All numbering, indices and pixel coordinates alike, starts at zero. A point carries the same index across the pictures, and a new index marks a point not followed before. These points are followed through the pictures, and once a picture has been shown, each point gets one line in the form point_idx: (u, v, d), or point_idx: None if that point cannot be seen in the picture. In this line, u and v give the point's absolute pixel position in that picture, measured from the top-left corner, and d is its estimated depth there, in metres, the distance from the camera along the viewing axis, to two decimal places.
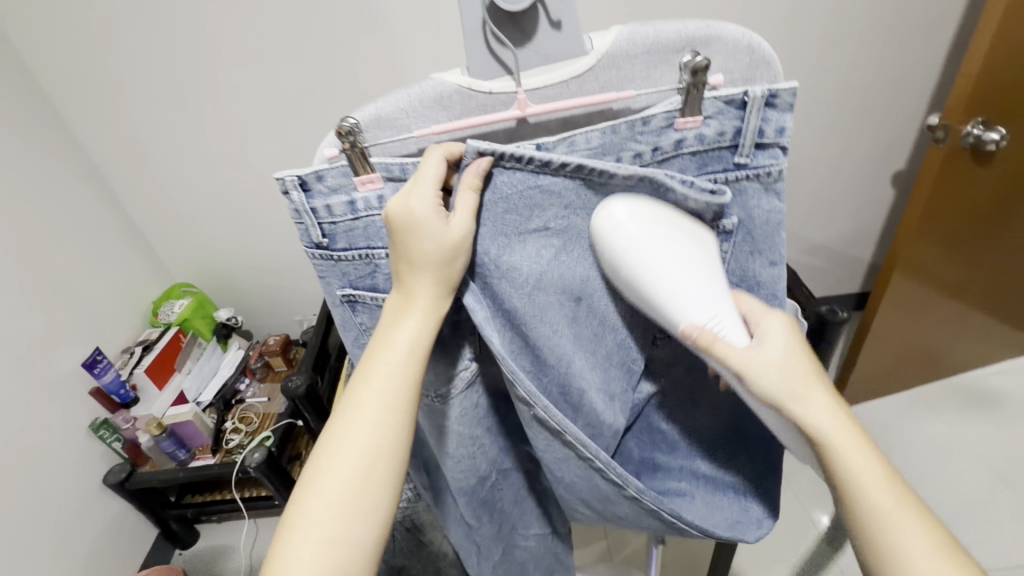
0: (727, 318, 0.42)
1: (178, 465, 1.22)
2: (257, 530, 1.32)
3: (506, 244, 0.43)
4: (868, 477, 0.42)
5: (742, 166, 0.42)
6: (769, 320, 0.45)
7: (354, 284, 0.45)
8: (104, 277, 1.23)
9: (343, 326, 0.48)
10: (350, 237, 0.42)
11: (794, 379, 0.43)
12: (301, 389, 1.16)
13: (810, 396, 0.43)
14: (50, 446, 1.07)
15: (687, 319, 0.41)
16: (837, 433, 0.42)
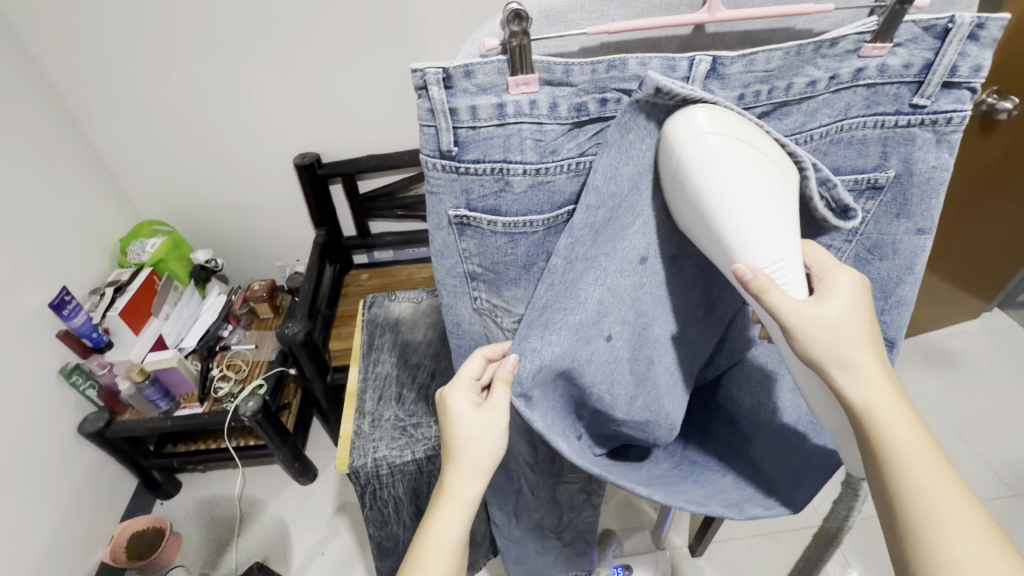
0: (791, 261, 0.33)
1: (162, 414, 1.14)
2: (246, 479, 1.28)
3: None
4: (915, 458, 0.34)
5: (919, 109, 0.35)
6: (838, 278, 0.36)
7: (472, 203, 0.39)
8: (67, 207, 1.11)
9: (440, 253, 0.42)
10: (484, 146, 0.37)
11: (846, 343, 0.34)
12: (299, 337, 1.11)
13: (864, 360, 0.35)
14: (22, 390, 0.98)
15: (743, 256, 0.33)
16: (882, 403, 0.35)
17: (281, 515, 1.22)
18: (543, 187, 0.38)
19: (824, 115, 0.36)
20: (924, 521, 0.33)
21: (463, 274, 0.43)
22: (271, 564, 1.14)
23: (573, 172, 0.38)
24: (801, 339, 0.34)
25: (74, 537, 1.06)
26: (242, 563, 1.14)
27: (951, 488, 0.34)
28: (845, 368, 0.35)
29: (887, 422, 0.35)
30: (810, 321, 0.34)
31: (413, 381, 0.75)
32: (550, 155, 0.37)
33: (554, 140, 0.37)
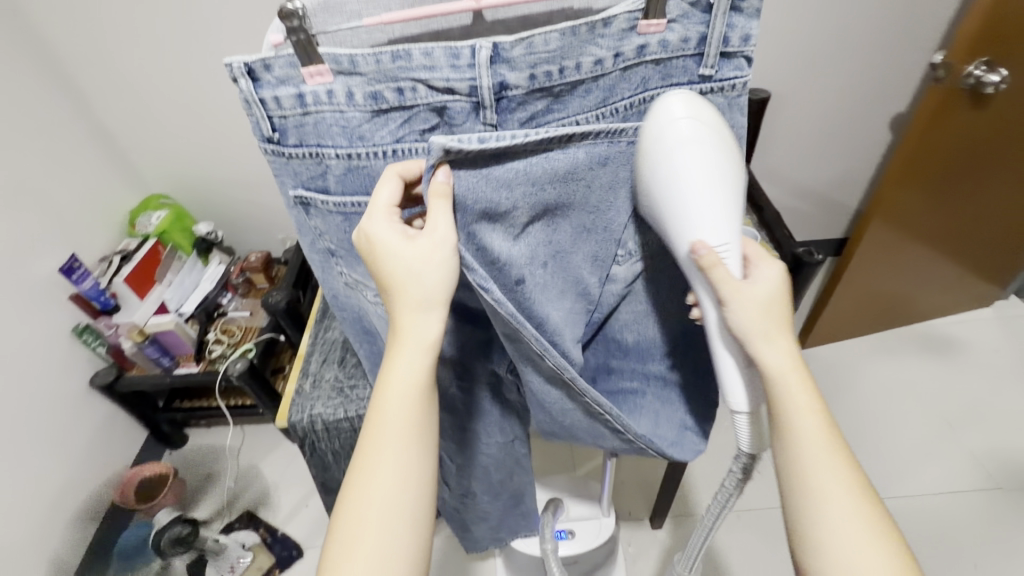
0: (730, 248, 0.46)
1: (164, 371, 1.26)
2: (244, 435, 1.40)
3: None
4: (810, 428, 0.45)
5: (708, 77, 0.47)
6: (763, 269, 0.48)
7: (306, 185, 0.50)
8: (77, 180, 1.21)
9: (299, 229, 0.54)
10: (301, 133, 0.46)
11: (770, 320, 0.46)
12: (281, 305, 1.18)
13: (779, 346, 0.46)
14: (37, 346, 1.10)
15: (699, 236, 0.46)
16: (790, 378, 0.46)
17: (272, 470, 1.32)
18: (362, 170, 0.48)
19: (625, 89, 0.47)
20: (809, 475, 0.45)
21: (323, 249, 0.55)
22: (261, 512, 1.25)
23: (380, 155, 0.47)
24: (735, 313, 0.46)
25: (87, 479, 1.19)
26: (235, 511, 1.25)
27: (830, 443, 0.45)
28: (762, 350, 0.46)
29: (788, 391, 0.46)
30: (744, 301, 0.46)
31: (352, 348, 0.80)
32: (359, 140, 0.46)
33: (359, 126, 0.46)
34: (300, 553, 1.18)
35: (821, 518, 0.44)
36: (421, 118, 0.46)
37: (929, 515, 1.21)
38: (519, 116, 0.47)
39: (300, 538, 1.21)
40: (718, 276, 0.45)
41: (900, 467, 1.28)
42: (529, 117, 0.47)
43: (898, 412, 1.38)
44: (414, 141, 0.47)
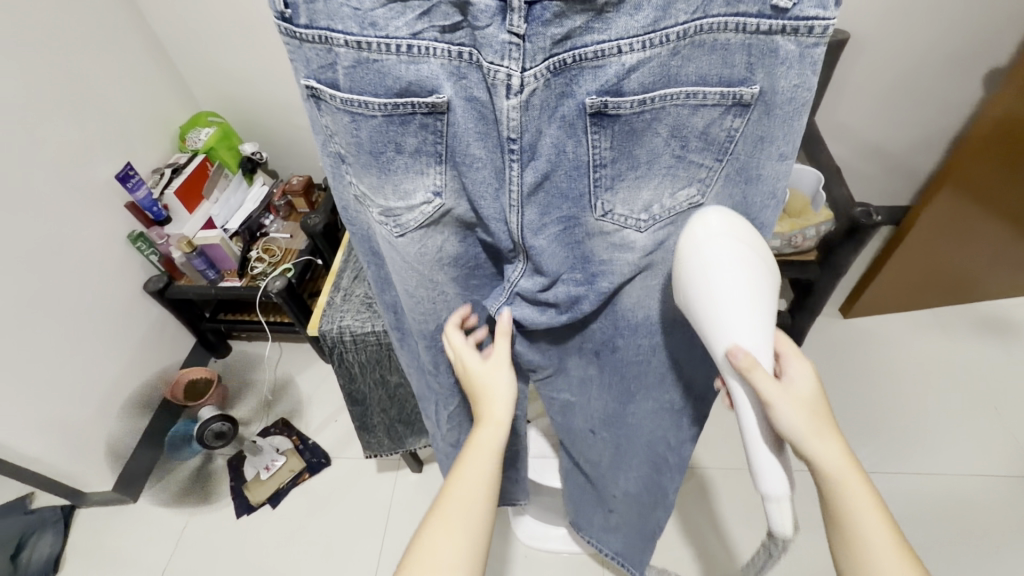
0: (762, 346, 0.48)
1: (209, 283, 1.32)
2: (281, 352, 1.47)
3: (463, 72, 0.46)
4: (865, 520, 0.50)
5: (780, 11, 0.42)
6: (795, 363, 0.52)
7: (316, 75, 0.46)
8: (133, 90, 1.24)
9: (313, 124, 0.52)
10: (312, 11, 0.43)
11: (815, 419, 0.50)
12: (319, 228, 1.21)
13: (819, 438, 0.49)
14: (95, 248, 1.17)
15: (735, 338, 0.48)
16: (837, 468, 0.50)
17: (306, 384, 1.41)
18: (371, 65, 0.45)
19: (680, 11, 0.43)
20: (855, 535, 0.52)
21: (334, 153, 0.52)
22: (294, 422, 1.34)
23: (393, 49, 0.44)
24: (780, 409, 0.48)
25: (141, 374, 1.30)
26: (271, 418, 1.35)
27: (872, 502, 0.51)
28: (807, 444, 0.49)
29: (840, 486, 0.51)
30: (788, 398, 0.48)
31: None
32: (371, 28, 0.43)
33: (372, 12, 0.43)
34: (328, 462, 1.27)
35: None
36: (441, 13, 0.43)
37: (953, 493, 1.18)
38: (552, 33, 0.43)
39: (328, 448, 1.30)
40: (762, 381, 0.47)
41: (932, 444, 1.24)
42: (562, 33, 0.43)
43: (939, 390, 1.32)
44: (433, 39, 0.44)
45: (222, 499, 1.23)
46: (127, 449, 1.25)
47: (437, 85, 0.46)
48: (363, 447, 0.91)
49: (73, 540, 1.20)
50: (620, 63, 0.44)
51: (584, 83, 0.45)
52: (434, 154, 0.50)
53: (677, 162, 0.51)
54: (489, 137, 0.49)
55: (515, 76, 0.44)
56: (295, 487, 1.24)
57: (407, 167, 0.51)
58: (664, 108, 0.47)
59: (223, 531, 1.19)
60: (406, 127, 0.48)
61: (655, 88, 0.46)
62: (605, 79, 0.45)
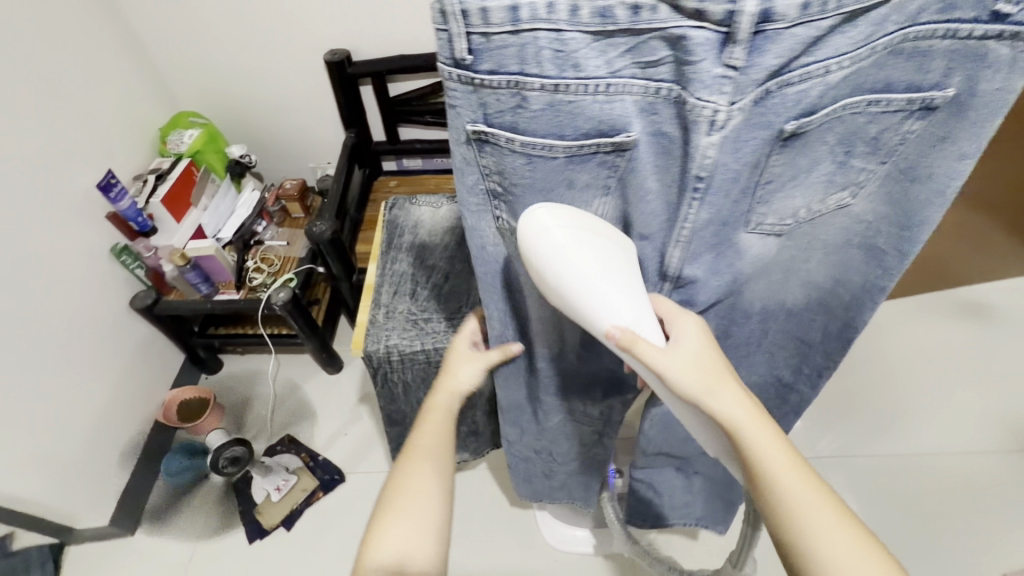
0: (646, 320, 0.43)
1: (203, 297, 1.23)
2: (279, 365, 1.40)
3: (657, 107, 0.39)
4: (791, 496, 0.42)
5: (999, 19, 0.38)
6: (683, 321, 0.48)
7: (491, 118, 0.39)
8: (111, 90, 1.14)
9: (461, 169, 0.44)
10: (499, 57, 0.36)
11: (705, 376, 0.44)
12: (326, 236, 1.15)
13: (725, 396, 0.44)
14: (76, 264, 1.08)
15: (608, 319, 0.42)
16: (750, 425, 0.43)
17: (312, 396, 1.35)
18: (564, 107, 0.38)
19: (893, 22, 0.37)
20: (820, 554, 0.41)
21: (485, 192, 0.45)
22: (301, 438, 1.28)
23: (592, 91, 0.37)
24: (673, 376, 0.43)
25: (132, 396, 1.21)
26: (275, 435, 1.29)
27: (795, 471, 0.43)
28: (714, 407, 0.44)
29: (752, 444, 0.43)
30: (677, 363, 0.44)
31: (427, 283, 0.78)
32: (573, 68, 0.37)
33: (576, 52, 0.36)
34: (342, 479, 1.22)
35: None
36: (650, 49, 0.36)
37: (945, 471, 1.25)
38: (768, 64, 0.36)
39: (340, 464, 1.24)
40: (649, 356, 0.42)
41: (922, 428, 1.31)
42: (780, 63, 0.37)
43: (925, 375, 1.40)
44: (631, 76, 0.37)
45: (229, 525, 1.16)
46: (121, 477, 1.16)
47: (628, 114, 0.39)
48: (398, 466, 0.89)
49: None
50: (824, 83, 0.38)
51: (783, 111, 0.39)
52: (604, 188, 0.44)
53: (838, 168, 0.46)
54: (669, 179, 0.44)
55: (721, 111, 0.38)
56: (310, 507, 1.18)
57: (576, 200, 0.45)
58: (844, 118, 0.42)
59: (232, 560, 1.12)
60: (583, 165, 0.42)
61: (843, 97, 0.41)
62: (806, 102, 0.39)
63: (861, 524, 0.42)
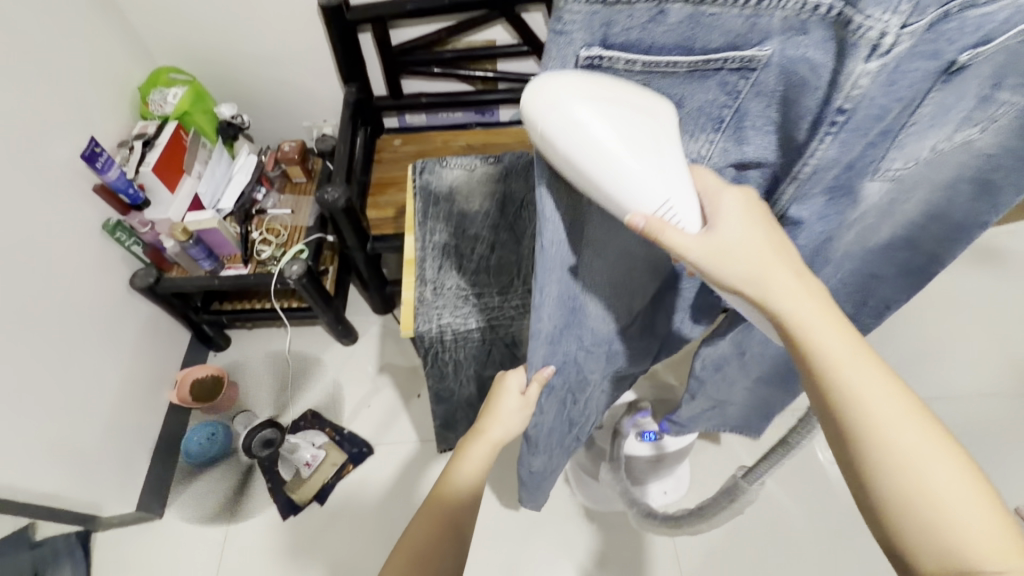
0: (681, 202, 0.35)
1: (210, 274, 1.15)
2: (292, 339, 1.35)
3: (807, 28, 0.28)
4: (856, 391, 0.35)
5: None
6: (733, 197, 0.37)
7: (609, 39, 0.29)
8: (81, 45, 1.01)
9: (541, 130, 0.33)
10: None
11: (751, 258, 0.37)
12: (340, 204, 1.05)
13: (782, 278, 0.37)
14: (68, 245, 0.99)
15: (633, 206, 0.34)
16: (801, 311, 0.37)
17: (330, 369, 1.31)
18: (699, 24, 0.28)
19: None
20: (892, 460, 0.33)
21: None
22: (324, 412, 1.24)
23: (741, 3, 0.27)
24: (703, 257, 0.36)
25: (144, 379, 1.15)
26: (297, 410, 1.25)
27: (870, 372, 0.35)
28: (768, 293, 0.37)
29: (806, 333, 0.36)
30: (708, 248, 0.36)
31: (472, 255, 0.73)
32: None
33: None
34: (371, 451, 1.19)
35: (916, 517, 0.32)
36: None
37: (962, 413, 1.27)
38: None
39: (367, 437, 1.22)
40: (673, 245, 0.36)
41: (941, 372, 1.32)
42: None
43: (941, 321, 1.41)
44: None
45: (261, 503, 1.13)
46: (143, 462, 1.12)
47: (771, 32, 0.29)
48: (442, 444, 0.87)
49: (100, 565, 1.09)
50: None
51: (959, 37, 0.29)
52: (714, 122, 0.34)
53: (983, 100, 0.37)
54: (794, 122, 0.34)
55: (890, 33, 0.27)
56: (341, 481, 1.16)
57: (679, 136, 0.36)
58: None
59: (268, 536, 1.10)
60: (698, 93, 0.33)
61: None
62: (992, 24, 0.29)
63: (944, 429, 0.34)
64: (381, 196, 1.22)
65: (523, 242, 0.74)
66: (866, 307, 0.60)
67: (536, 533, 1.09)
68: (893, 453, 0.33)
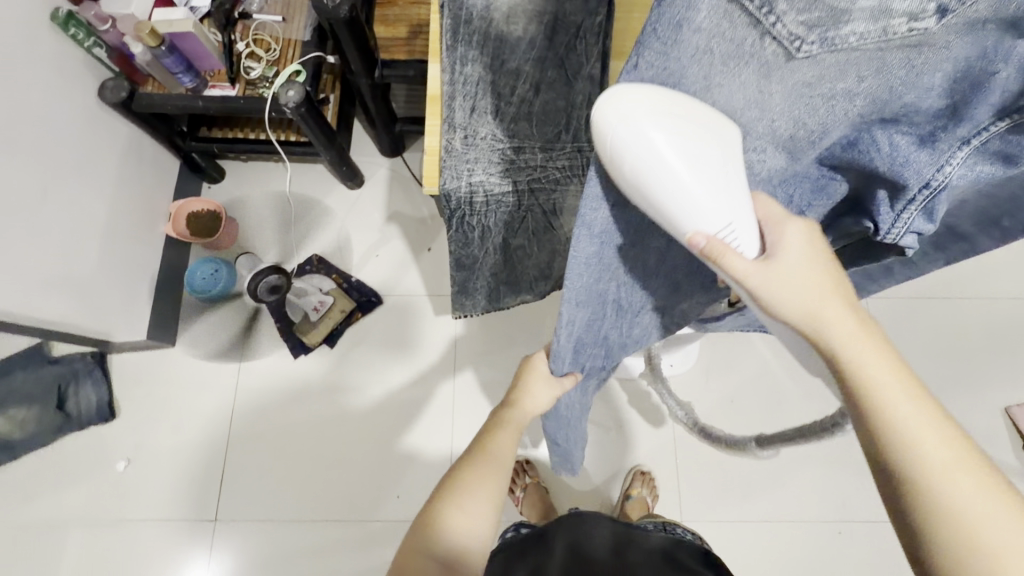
0: (742, 224, 0.34)
1: (191, 92, 0.98)
2: (293, 176, 1.24)
3: None
4: (909, 417, 0.35)
5: None
6: (789, 229, 0.37)
7: None
8: None
9: None
10: None
11: (807, 284, 0.37)
12: (343, 13, 0.84)
13: (834, 307, 0.37)
14: (14, 41, 0.81)
15: (695, 225, 0.33)
16: (847, 332, 0.37)
17: (335, 215, 1.22)
18: None
19: None
20: (937, 485, 0.34)
21: None
22: (330, 258, 1.19)
23: None
24: (765, 288, 0.37)
25: (133, 208, 1.05)
26: (301, 254, 1.19)
27: (916, 400, 0.36)
28: (821, 324, 0.37)
29: (851, 354, 0.37)
30: (762, 275, 0.36)
31: (512, 96, 0.58)
32: None
33: None
34: (379, 301, 1.17)
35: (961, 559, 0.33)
36: None
37: None
38: None
39: (376, 286, 1.18)
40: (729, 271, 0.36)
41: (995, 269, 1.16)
42: None
43: None
44: None
45: (273, 341, 1.14)
46: (146, 295, 1.08)
47: None
48: (455, 310, 0.78)
49: (119, 385, 1.11)
50: None
51: None
52: None
53: None
54: None
55: None
56: (350, 328, 1.15)
57: None
58: None
59: (281, 371, 1.12)
60: None
61: None
62: None
63: (998, 472, 0.35)
64: (390, 7, 0.99)
65: (575, 87, 0.58)
66: (997, 227, 0.46)
67: None
68: (942, 484, 0.34)
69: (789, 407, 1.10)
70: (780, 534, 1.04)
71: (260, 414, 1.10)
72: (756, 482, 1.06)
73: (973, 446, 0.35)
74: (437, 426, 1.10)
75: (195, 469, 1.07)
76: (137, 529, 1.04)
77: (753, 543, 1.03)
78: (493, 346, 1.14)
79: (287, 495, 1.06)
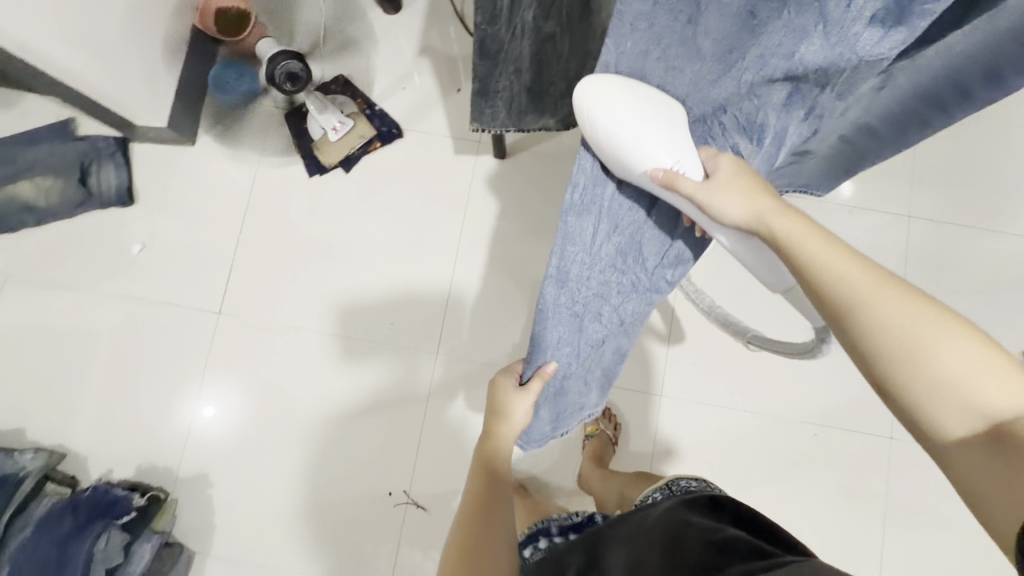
0: (687, 159, 0.49)
1: None
2: None
3: None
4: (858, 286, 0.45)
5: None
6: (721, 160, 0.51)
7: None
8: None
9: None
10: None
11: (754, 198, 0.49)
12: None
13: (775, 209, 0.49)
14: None
15: (653, 162, 0.48)
16: (786, 227, 0.49)
17: (365, 36, 1.16)
18: None
19: None
20: (887, 331, 0.43)
21: None
22: (355, 81, 1.15)
23: None
24: (721, 202, 0.49)
25: None
26: (327, 73, 1.15)
27: (864, 274, 0.45)
28: (767, 221, 0.50)
29: (796, 245, 0.48)
30: (711, 191, 0.49)
31: None
32: None
33: None
34: (400, 135, 1.13)
35: (928, 391, 0.42)
36: None
37: None
38: None
39: (398, 118, 1.14)
40: (692, 189, 0.48)
41: None
42: None
43: None
44: None
45: (289, 155, 1.13)
46: (169, 84, 1.06)
47: None
48: (475, 120, 0.76)
49: (138, 172, 1.13)
50: None
51: None
52: None
53: None
54: None
55: None
56: (367, 155, 1.13)
57: None
58: None
59: (294, 186, 1.12)
60: None
61: None
62: None
63: (943, 306, 0.43)
64: None
65: None
66: None
67: (548, 253, 1.10)
68: (899, 329, 0.43)
69: (793, 309, 1.08)
70: (757, 424, 1.05)
71: (270, 225, 1.11)
72: (743, 373, 1.06)
73: (933, 305, 0.43)
74: (439, 266, 1.10)
75: (206, 266, 1.11)
76: (149, 308, 1.10)
77: (727, 428, 1.05)
78: (507, 199, 1.11)
79: (289, 305, 1.10)
